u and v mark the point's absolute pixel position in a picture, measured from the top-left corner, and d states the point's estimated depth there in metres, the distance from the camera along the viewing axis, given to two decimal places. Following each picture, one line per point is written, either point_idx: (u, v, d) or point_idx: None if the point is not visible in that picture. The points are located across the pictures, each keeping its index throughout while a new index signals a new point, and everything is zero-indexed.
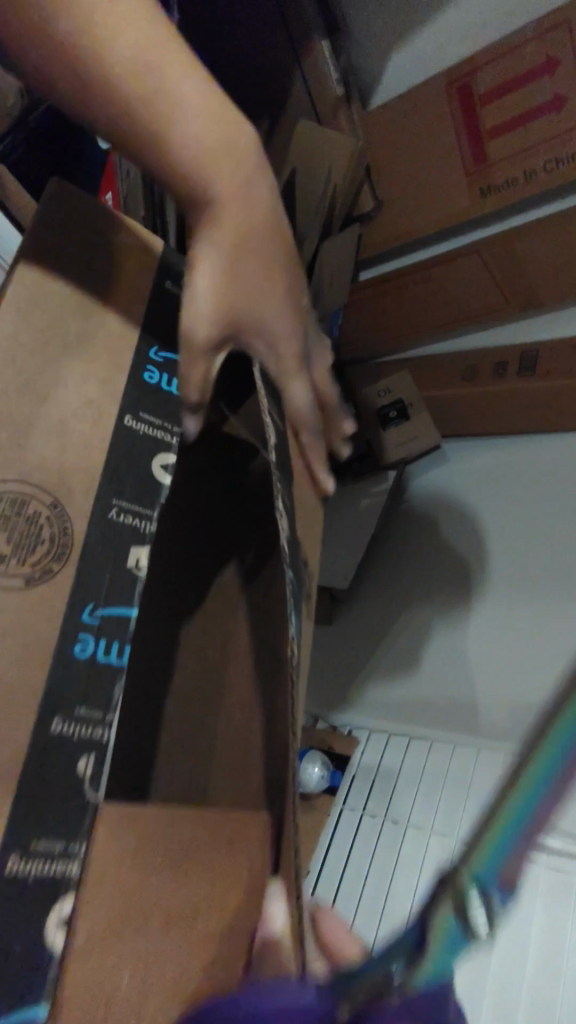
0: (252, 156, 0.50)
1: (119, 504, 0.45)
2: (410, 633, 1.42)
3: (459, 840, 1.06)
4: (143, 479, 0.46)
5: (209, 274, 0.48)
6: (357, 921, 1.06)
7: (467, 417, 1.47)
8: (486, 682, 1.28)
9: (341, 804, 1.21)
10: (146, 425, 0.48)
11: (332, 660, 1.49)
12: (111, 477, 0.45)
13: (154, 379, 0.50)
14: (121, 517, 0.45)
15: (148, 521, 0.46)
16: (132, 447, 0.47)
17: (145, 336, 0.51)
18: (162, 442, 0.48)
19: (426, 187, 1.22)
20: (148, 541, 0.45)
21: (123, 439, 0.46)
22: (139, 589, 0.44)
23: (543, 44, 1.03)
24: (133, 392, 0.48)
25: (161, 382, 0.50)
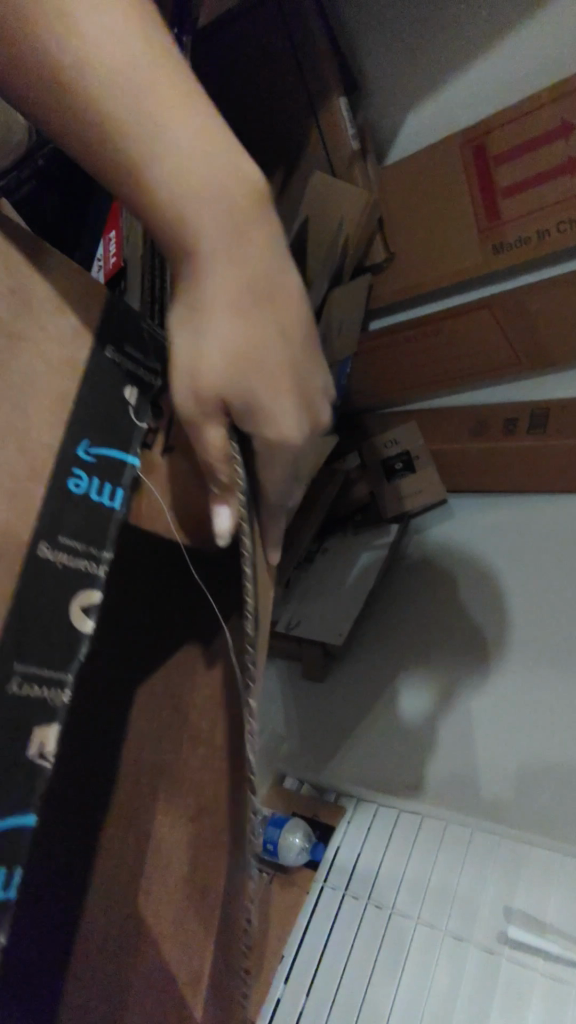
0: (267, 217, 0.41)
1: (24, 669, 0.37)
2: (406, 695, 1.34)
3: (447, 933, 0.96)
4: (57, 633, 0.39)
5: (198, 340, 0.41)
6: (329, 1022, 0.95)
7: (474, 474, 1.44)
8: (488, 753, 1.21)
9: (322, 880, 1.11)
10: (66, 555, 0.40)
11: (323, 719, 1.41)
12: (19, 630, 0.37)
13: (81, 487, 0.41)
14: (26, 685, 0.37)
15: (59, 686, 0.39)
16: (45, 587, 0.38)
17: (75, 430, 0.41)
18: (87, 575, 0.41)
19: (438, 241, 1.21)
20: (58, 715, 0.39)
21: (38, 574, 0.38)
22: (43, 781, 0.38)
23: (558, 108, 1.03)
24: (52, 509, 0.39)
25: (90, 492, 0.42)
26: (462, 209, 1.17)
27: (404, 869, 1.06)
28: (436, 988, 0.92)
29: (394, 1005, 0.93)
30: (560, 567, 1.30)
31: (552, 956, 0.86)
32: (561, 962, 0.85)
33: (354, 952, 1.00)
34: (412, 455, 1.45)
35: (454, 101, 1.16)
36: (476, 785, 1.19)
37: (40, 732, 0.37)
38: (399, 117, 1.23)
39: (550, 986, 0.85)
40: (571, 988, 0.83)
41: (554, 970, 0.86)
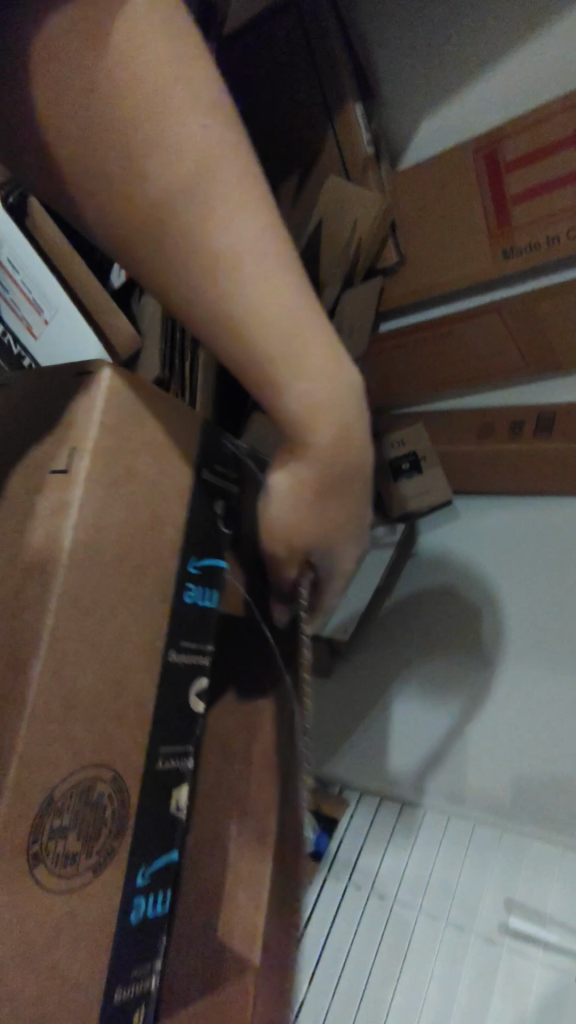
0: (352, 403, 0.52)
1: (163, 753, 0.49)
2: (410, 692, 1.36)
3: (449, 922, 0.98)
4: (180, 712, 0.50)
5: (285, 504, 0.54)
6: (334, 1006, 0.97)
7: (479, 477, 1.45)
8: (488, 751, 1.22)
9: (325, 873, 1.13)
10: (184, 653, 0.51)
11: (327, 717, 1.43)
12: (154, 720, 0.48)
13: (192, 597, 0.51)
14: (164, 762, 0.49)
15: (183, 758, 0.51)
16: (173, 681, 0.50)
17: (187, 551, 0.51)
18: (197, 663, 0.52)
19: (449, 245, 1.23)
20: (183, 779, 0.51)
21: (165, 672, 0.49)
22: (177, 832, 0.51)
23: (569, 117, 1.05)
24: (174, 623, 0.50)
25: (198, 598, 0.52)
26: (474, 215, 1.19)
27: (405, 862, 1.08)
28: (435, 977, 0.94)
29: (396, 991, 0.95)
30: (565, 567, 1.31)
31: (552, 945, 0.89)
32: (561, 952, 0.87)
33: (356, 942, 1.02)
34: (419, 456, 1.47)
35: (466, 108, 1.18)
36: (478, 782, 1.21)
37: (175, 797, 0.50)
38: (411, 123, 1.25)
39: (549, 975, 0.87)
40: (570, 976, 0.85)
41: (552, 958, 0.88)
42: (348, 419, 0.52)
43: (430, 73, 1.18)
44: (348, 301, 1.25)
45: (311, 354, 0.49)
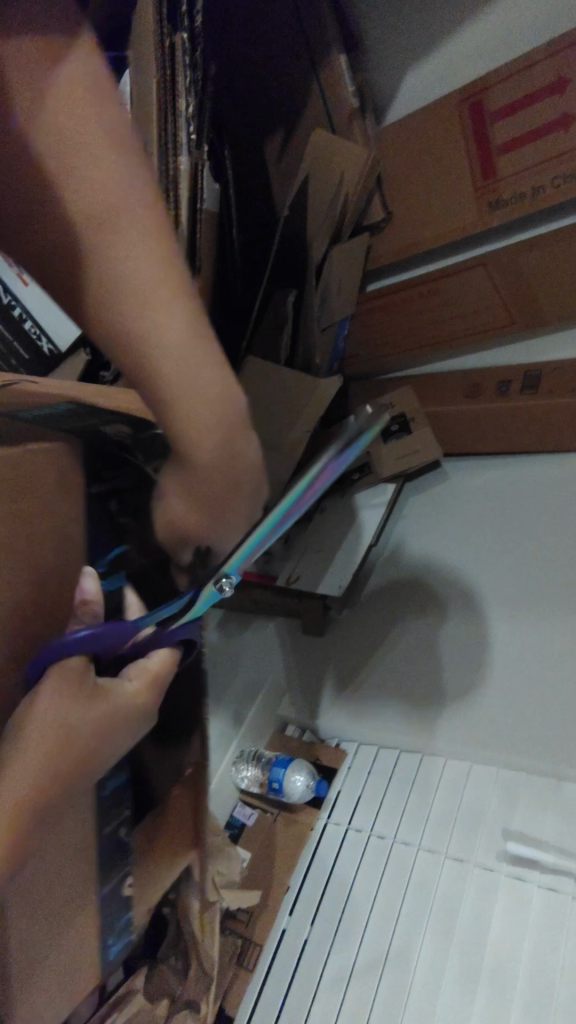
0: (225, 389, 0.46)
1: None
2: (402, 647, 1.38)
3: (448, 856, 1.00)
4: None
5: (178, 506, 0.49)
6: (336, 941, 1.00)
7: (468, 435, 1.47)
8: (481, 697, 1.25)
9: (325, 819, 1.15)
10: None
11: (322, 674, 1.44)
12: None
13: None
14: None
15: None
16: None
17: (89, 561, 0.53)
18: None
19: (435, 199, 1.24)
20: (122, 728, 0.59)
21: None
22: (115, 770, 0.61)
23: (554, 62, 1.05)
24: None
25: None
26: (459, 168, 1.20)
27: (404, 802, 1.10)
28: (437, 902, 0.96)
29: (397, 922, 0.97)
30: (554, 520, 1.33)
31: (547, 867, 0.91)
32: (556, 873, 0.90)
33: (357, 883, 1.05)
34: (408, 417, 1.47)
35: (451, 59, 1.19)
36: (476, 727, 1.23)
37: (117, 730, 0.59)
38: (395, 75, 1.25)
39: (546, 895, 0.89)
40: (566, 894, 0.87)
41: (550, 880, 0.90)
42: (226, 428, 0.45)
43: (416, 25, 1.18)
44: (337, 258, 1.26)
45: (165, 339, 0.47)
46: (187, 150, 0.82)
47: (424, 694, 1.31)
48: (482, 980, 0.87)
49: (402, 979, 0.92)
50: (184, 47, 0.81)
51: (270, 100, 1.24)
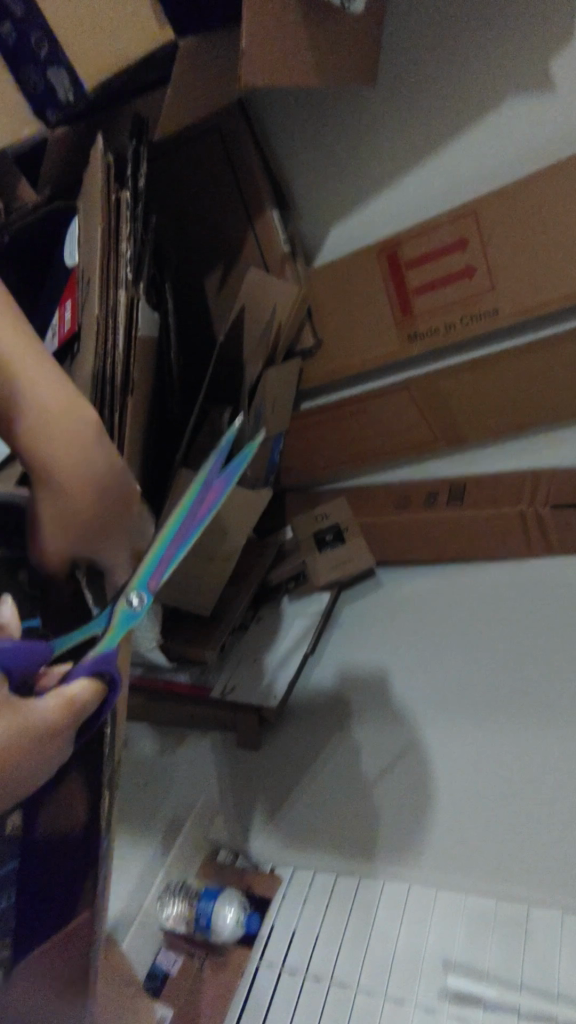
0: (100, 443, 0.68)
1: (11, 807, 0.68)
2: (338, 761, 1.34)
3: (388, 997, 0.93)
4: None
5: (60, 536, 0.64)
6: None
7: (401, 543, 1.52)
8: (419, 812, 1.21)
9: (257, 961, 1.05)
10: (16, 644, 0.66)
11: (257, 791, 1.37)
12: None
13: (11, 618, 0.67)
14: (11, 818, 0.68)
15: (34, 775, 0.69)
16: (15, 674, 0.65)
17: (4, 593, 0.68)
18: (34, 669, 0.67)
19: (359, 330, 1.37)
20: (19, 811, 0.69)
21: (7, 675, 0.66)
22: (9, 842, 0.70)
23: (455, 227, 1.23)
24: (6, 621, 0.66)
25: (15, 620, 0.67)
26: (380, 306, 1.34)
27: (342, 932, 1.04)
28: None
29: None
30: (482, 627, 1.37)
31: (491, 1004, 0.87)
32: (500, 1009, 0.86)
33: None
34: (342, 526, 1.53)
35: (370, 218, 1.36)
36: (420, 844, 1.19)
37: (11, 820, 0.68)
38: (322, 228, 1.42)
39: None
40: None
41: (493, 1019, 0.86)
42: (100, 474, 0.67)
43: (337, 189, 1.37)
44: (271, 379, 1.34)
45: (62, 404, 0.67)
46: (127, 285, 0.89)
47: (361, 810, 1.26)
48: None
49: None
50: (129, 202, 0.91)
51: (211, 245, 1.37)
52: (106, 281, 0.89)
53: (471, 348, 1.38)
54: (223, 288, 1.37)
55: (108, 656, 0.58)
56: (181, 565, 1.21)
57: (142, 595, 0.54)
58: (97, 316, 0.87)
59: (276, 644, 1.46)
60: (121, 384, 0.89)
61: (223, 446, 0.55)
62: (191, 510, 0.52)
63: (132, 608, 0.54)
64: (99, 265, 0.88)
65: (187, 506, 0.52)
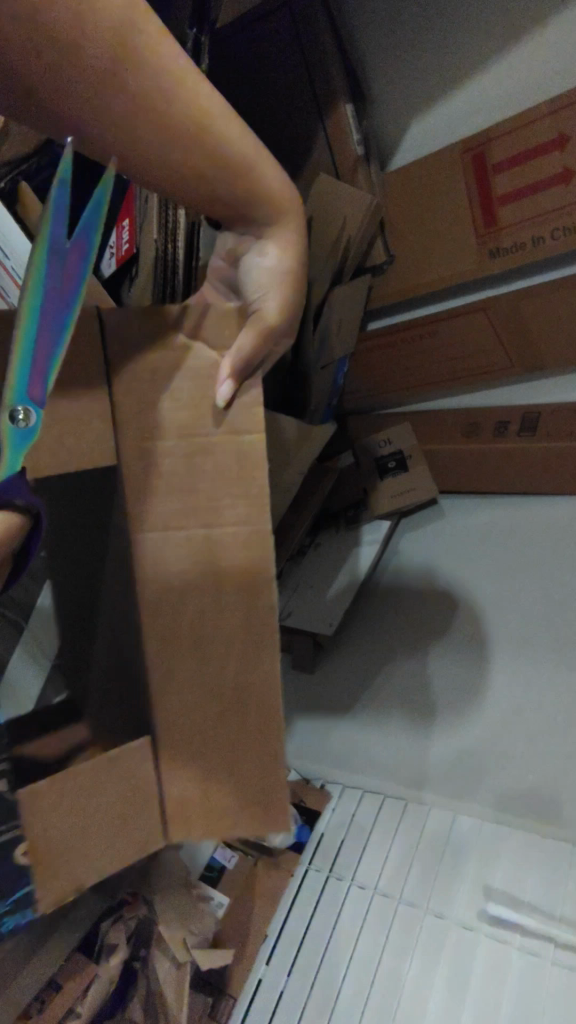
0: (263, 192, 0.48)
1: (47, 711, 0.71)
2: (390, 689, 1.36)
3: (428, 913, 0.99)
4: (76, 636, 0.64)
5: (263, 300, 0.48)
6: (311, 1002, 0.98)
7: (465, 476, 1.48)
8: (465, 740, 1.24)
9: (306, 864, 1.13)
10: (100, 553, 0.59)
11: (309, 710, 1.43)
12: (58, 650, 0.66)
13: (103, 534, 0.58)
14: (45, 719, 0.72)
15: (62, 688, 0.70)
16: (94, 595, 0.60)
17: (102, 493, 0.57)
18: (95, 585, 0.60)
19: (435, 243, 1.26)
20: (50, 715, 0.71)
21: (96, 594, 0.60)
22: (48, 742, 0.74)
23: (555, 121, 1.08)
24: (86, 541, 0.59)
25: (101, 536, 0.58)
26: (462, 216, 1.21)
27: (388, 845, 1.10)
28: (415, 962, 0.94)
29: (375, 972, 0.96)
30: (547, 565, 1.33)
31: (529, 931, 0.90)
32: (537, 936, 0.89)
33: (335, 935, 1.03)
34: (406, 454, 1.49)
35: (455, 114, 1.21)
36: (466, 777, 1.21)
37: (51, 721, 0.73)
38: (402, 123, 1.27)
39: (526, 961, 0.88)
40: (546, 959, 0.87)
41: (529, 945, 0.89)
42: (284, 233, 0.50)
43: (419, 76, 1.21)
44: (339, 297, 1.26)
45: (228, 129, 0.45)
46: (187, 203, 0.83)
47: (410, 734, 1.30)
48: None
49: None
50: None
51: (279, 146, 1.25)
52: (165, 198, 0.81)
53: (558, 265, 1.25)
54: (291, 194, 1.26)
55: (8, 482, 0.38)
56: None
57: (29, 404, 0.36)
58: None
59: (334, 572, 1.45)
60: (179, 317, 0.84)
61: (55, 202, 0.33)
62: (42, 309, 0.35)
63: (22, 425, 0.36)
64: None
65: (30, 304, 0.34)
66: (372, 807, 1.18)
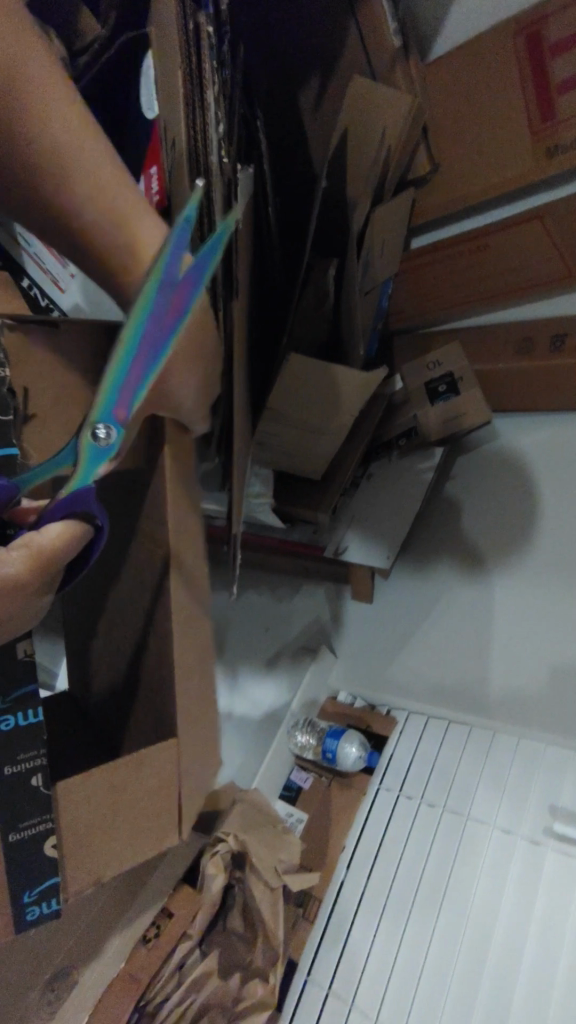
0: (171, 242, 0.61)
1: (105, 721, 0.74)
2: (450, 617, 1.39)
3: (496, 826, 1.06)
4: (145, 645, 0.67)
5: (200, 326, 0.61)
6: (389, 907, 1.08)
7: (522, 395, 1.39)
8: (524, 661, 1.26)
9: (378, 783, 1.22)
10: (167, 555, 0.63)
11: (368, 638, 1.49)
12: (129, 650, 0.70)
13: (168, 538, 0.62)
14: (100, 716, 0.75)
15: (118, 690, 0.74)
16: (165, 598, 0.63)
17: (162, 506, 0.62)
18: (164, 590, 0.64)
19: (483, 145, 1.14)
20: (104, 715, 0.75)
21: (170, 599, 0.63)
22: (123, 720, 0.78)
23: None
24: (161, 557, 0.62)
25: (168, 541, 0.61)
26: (514, 113, 1.09)
27: (458, 762, 1.18)
28: (486, 870, 1.03)
29: (450, 877, 1.05)
30: None
31: None
32: None
33: (409, 848, 1.12)
34: (457, 377, 1.39)
35: None
36: (523, 703, 1.24)
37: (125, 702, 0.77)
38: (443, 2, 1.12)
39: None
40: None
41: None
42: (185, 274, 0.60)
43: None
44: (380, 217, 1.17)
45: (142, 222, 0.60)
46: (221, 155, 0.75)
47: (469, 657, 1.34)
48: (527, 942, 0.93)
49: (453, 938, 1.00)
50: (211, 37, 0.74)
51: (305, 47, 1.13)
52: (195, 146, 0.76)
53: None
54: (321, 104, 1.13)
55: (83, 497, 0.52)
56: (289, 436, 1.18)
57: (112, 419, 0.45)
58: (186, 193, 0.76)
59: (388, 504, 1.44)
60: (222, 279, 0.81)
61: (171, 249, 0.39)
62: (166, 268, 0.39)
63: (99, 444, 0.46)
64: (185, 124, 0.75)
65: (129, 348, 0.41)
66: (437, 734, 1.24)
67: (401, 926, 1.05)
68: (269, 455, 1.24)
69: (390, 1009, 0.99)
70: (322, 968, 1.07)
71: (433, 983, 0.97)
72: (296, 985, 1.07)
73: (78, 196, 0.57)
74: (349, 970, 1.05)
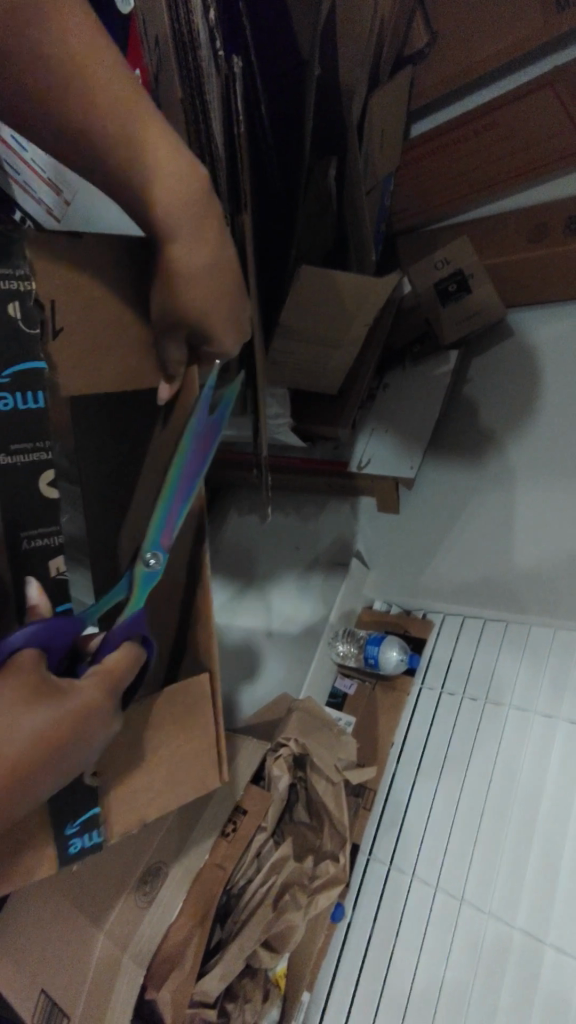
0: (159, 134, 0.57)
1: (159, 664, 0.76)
2: (476, 522, 1.39)
3: (537, 713, 1.10)
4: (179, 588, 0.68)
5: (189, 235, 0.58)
6: (440, 791, 1.16)
7: (542, 283, 1.33)
8: (550, 552, 1.27)
9: (420, 684, 1.30)
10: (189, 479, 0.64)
11: (396, 551, 1.51)
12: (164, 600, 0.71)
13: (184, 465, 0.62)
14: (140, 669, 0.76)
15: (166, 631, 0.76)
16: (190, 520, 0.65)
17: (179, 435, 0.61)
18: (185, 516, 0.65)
19: (482, 11, 1.07)
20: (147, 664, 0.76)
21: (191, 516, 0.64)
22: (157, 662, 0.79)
23: None
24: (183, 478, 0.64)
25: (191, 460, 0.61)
26: None
27: (497, 657, 1.22)
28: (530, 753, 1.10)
29: (495, 763, 1.11)
30: None
31: None
32: None
33: (454, 739, 1.19)
34: (467, 274, 1.33)
35: None
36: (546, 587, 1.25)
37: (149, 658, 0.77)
38: None
39: None
40: None
41: None
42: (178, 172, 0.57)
43: None
44: (377, 105, 1.10)
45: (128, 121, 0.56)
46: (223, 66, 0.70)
47: (496, 560, 1.35)
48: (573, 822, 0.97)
49: (501, 817, 1.06)
50: None
51: None
52: (183, 44, 0.70)
53: None
54: None
55: (136, 623, 0.57)
56: (302, 352, 1.15)
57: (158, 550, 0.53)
58: (181, 101, 0.71)
59: (404, 414, 1.44)
60: (228, 194, 0.75)
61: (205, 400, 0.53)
62: (174, 497, 0.52)
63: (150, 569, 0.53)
64: (167, 17, 0.69)
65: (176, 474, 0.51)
66: (473, 639, 1.28)
67: (452, 808, 1.13)
68: (283, 377, 1.23)
69: (447, 874, 1.08)
70: (382, 846, 1.19)
71: (485, 852, 1.05)
72: (360, 857, 1.20)
73: (85, 110, 0.56)
74: (407, 848, 1.16)
